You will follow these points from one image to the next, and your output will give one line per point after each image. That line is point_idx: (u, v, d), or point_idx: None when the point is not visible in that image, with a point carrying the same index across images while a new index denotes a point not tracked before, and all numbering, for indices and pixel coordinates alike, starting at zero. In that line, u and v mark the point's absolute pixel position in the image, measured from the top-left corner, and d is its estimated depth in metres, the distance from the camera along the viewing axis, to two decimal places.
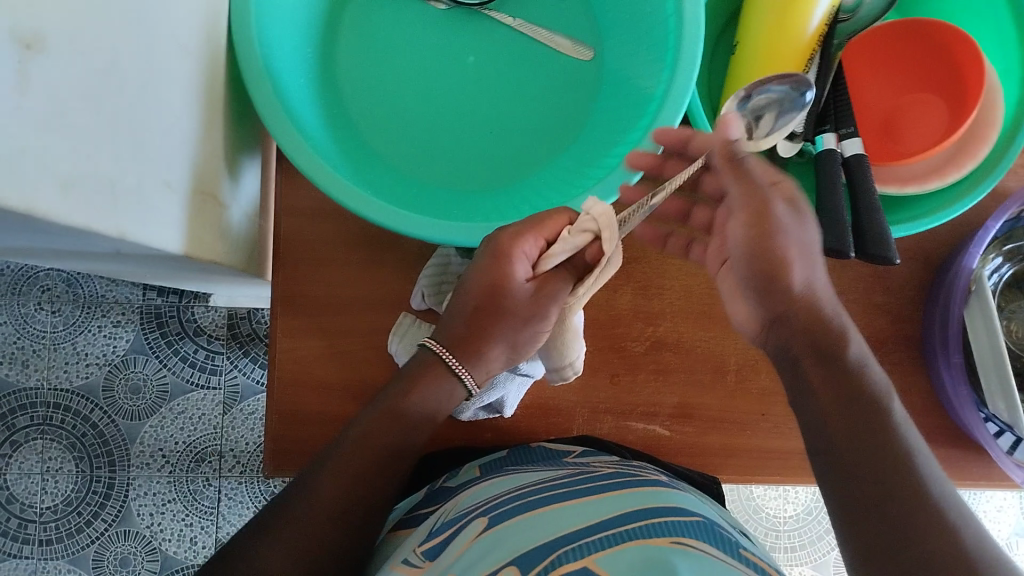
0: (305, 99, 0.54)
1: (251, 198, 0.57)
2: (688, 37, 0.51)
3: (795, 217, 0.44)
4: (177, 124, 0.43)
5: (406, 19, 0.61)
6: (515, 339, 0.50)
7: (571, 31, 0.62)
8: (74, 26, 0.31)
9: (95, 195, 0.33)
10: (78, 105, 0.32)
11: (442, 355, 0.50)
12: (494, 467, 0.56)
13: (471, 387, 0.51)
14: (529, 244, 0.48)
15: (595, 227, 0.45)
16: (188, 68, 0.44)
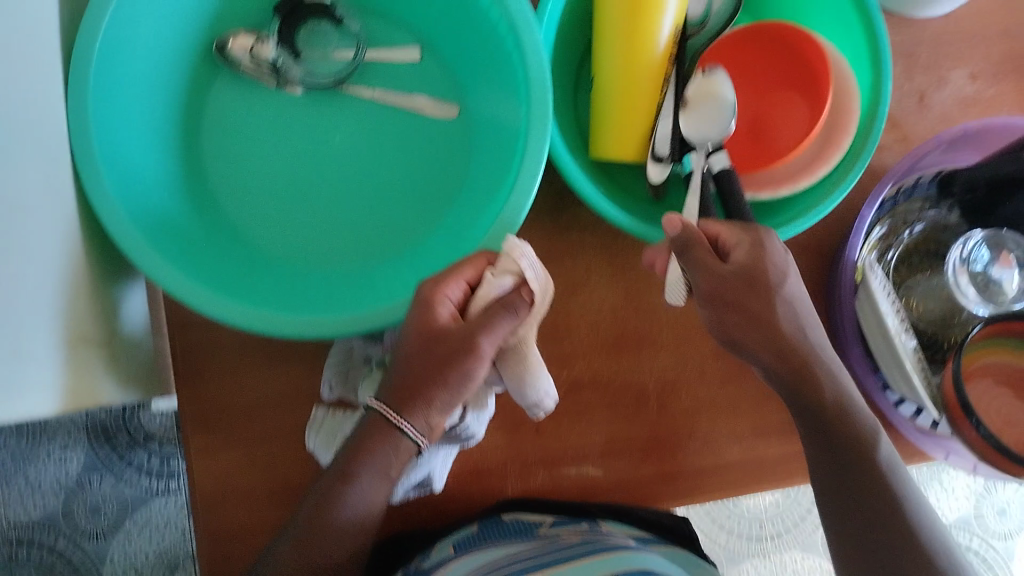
0: (171, 215, 0.53)
1: (137, 318, 0.56)
2: (537, 88, 0.51)
3: (751, 274, 0.47)
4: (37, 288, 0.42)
5: (264, 108, 0.60)
6: (449, 386, 0.47)
7: (432, 89, 0.61)
8: None
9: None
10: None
11: (387, 414, 0.48)
12: (467, 544, 0.54)
13: (420, 442, 0.48)
14: (451, 288, 0.48)
15: (515, 265, 0.48)
16: (44, 227, 0.43)
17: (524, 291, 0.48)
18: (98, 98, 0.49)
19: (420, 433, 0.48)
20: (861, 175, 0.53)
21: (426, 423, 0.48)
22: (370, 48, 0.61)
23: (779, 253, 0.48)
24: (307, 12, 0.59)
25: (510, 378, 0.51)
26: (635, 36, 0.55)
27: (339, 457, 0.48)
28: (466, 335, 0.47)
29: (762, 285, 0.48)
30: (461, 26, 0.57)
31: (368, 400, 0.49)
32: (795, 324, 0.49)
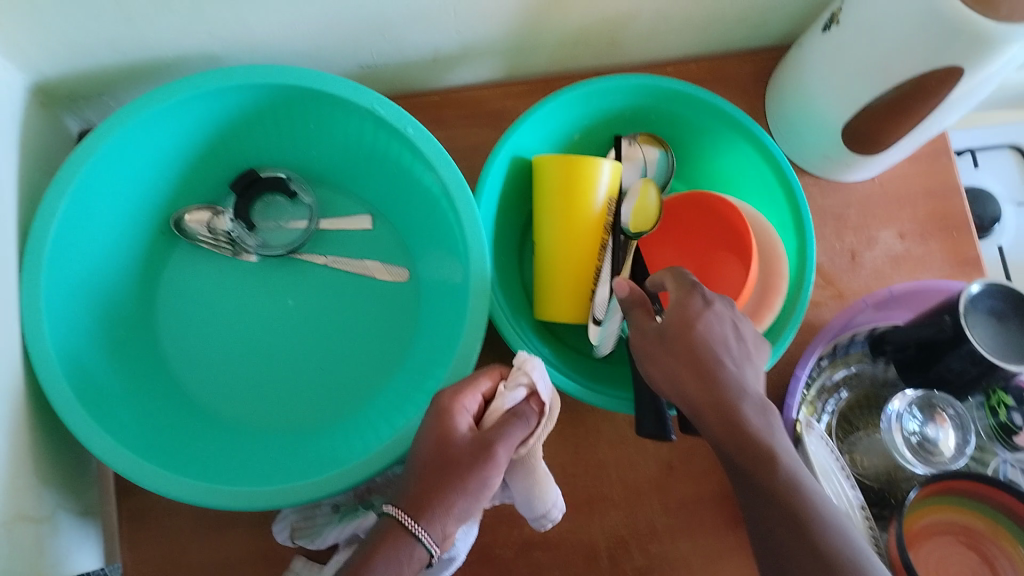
0: (119, 382, 0.55)
1: (83, 486, 0.57)
2: (475, 256, 0.54)
3: (671, 323, 0.49)
4: None
5: (221, 275, 0.62)
6: (470, 493, 0.45)
7: (383, 254, 0.64)
8: None
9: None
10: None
11: (400, 517, 0.43)
12: None
13: (433, 551, 0.43)
14: (468, 399, 0.48)
15: (529, 377, 0.49)
16: None
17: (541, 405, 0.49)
18: (54, 271, 0.52)
19: (434, 543, 0.43)
20: (787, 346, 0.54)
21: (440, 531, 0.44)
22: (324, 219, 0.64)
23: (705, 307, 0.49)
24: (260, 186, 0.63)
25: (518, 490, 0.51)
26: (569, 208, 0.58)
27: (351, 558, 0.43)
28: (485, 441, 0.46)
29: (693, 322, 0.48)
30: (409, 196, 0.60)
31: (385, 504, 0.45)
32: (708, 363, 0.47)
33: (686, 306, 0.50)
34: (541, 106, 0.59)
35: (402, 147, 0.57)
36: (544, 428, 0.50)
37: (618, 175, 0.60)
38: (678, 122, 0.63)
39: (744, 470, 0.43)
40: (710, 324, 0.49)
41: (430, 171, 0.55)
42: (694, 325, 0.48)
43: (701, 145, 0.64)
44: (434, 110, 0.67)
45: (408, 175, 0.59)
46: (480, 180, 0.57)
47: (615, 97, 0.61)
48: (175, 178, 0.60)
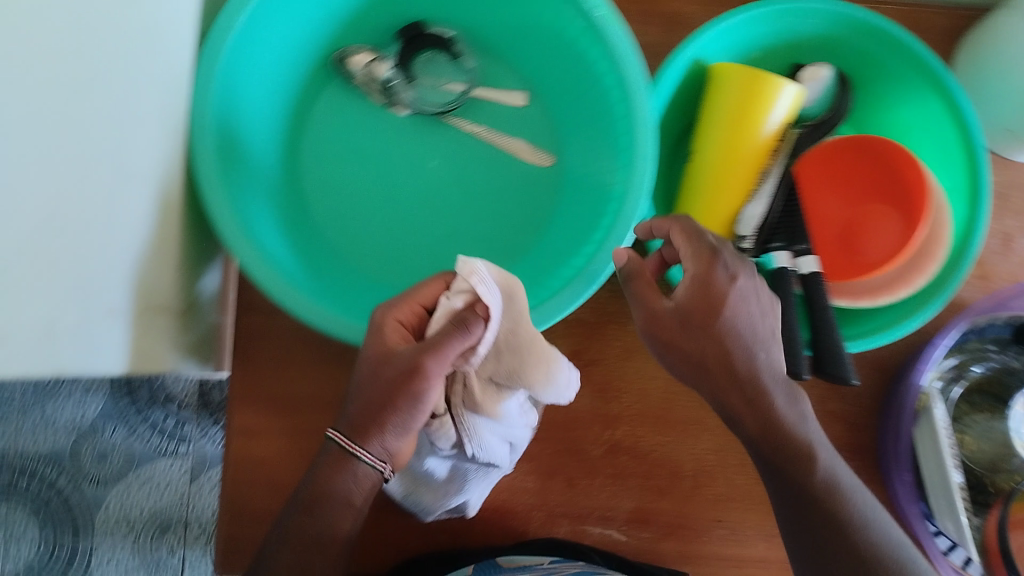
0: (263, 204, 0.55)
1: (213, 294, 0.58)
2: (641, 153, 0.50)
3: (697, 297, 0.44)
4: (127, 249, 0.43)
5: (370, 119, 0.61)
6: (409, 416, 0.45)
7: (533, 135, 0.62)
8: None
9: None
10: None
11: (349, 447, 0.46)
12: None
13: (385, 471, 0.47)
14: (403, 311, 0.47)
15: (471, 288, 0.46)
16: (137, 194, 0.44)
17: (478, 311, 0.45)
18: (226, 78, 0.50)
19: (379, 460, 0.46)
20: (933, 315, 0.51)
21: (383, 449, 0.46)
22: (480, 87, 0.62)
23: (736, 286, 0.44)
24: (424, 41, 0.60)
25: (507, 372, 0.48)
26: (741, 126, 0.55)
27: (302, 487, 0.47)
28: (414, 363, 0.44)
29: (719, 301, 0.44)
30: (575, 82, 0.57)
31: (327, 429, 0.47)
32: (728, 353, 0.44)
33: (709, 286, 0.44)
34: (735, 14, 0.53)
35: (583, 27, 0.53)
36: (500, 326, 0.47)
37: (800, 101, 0.56)
38: (866, 63, 0.58)
39: (774, 458, 0.44)
40: (737, 305, 0.44)
41: (610, 58, 0.51)
42: (720, 308, 0.44)
43: (882, 93, 0.59)
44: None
45: (581, 60, 0.55)
46: (657, 81, 0.53)
47: (810, 21, 0.55)
48: (349, 14, 0.58)
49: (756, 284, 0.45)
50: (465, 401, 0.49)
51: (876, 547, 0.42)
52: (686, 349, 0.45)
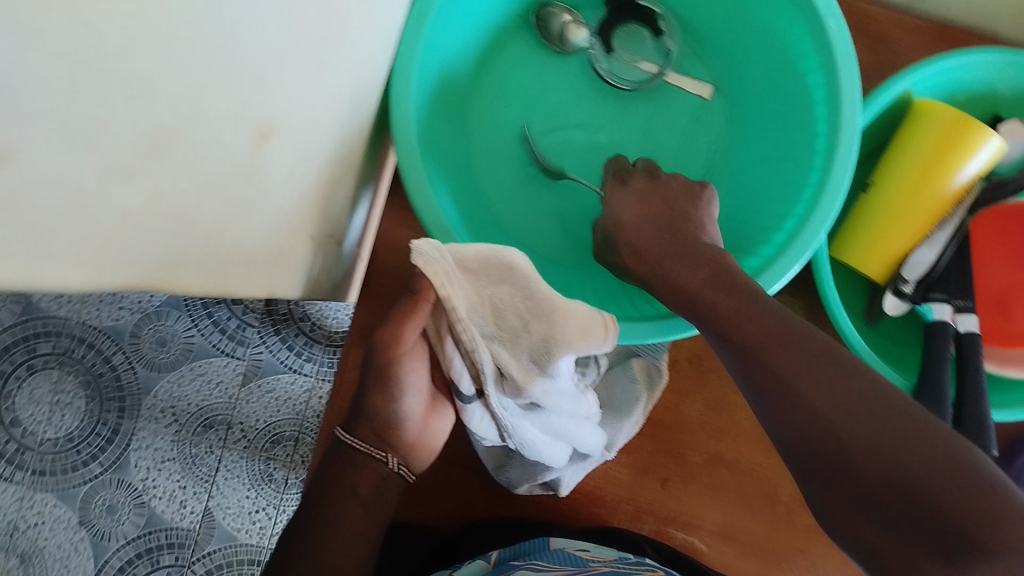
0: (438, 146, 0.54)
1: (359, 227, 0.55)
2: (840, 166, 0.48)
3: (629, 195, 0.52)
4: (330, 172, 0.39)
5: (550, 81, 0.60)
6: (402, 403, 0.41)
7: (708, 134, 0.60)
8: None
9: None
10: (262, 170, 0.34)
11: (358, 446, 0.41)
12: (506, 561, 0.52)
13: (390, 463, 0.42)
14: (406, 308, 0.38)
15: (420, 263, 0.36)
16: (355, 117, 0.41)
17: (432, 288, 0.36)
18: (438, 14, 0.50)
19: (375, 448, 0.42)
20: None
21: (380, 437, 0.42)
22: (674, 73, 0.60)
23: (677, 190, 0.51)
24: (630, 12, 0.59)
25: (513, 353, 0.38)
26: (936, 167, 0.54)
27: (316, 477, 0.42)
28: (383, 337, 0.39)
29: (655, 189, 0.51)
30: (774, 87, 0.55)
31: (334, 428, 0.43)
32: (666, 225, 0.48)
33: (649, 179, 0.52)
34: (961, 54, 0.53)
35: (808, 35, 0.51)
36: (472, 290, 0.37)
37: (998, 156, 0.54)
38: None
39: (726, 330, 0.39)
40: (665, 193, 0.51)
41: (827, 69, 0.50)
42: (657, 195, 0.51)
43: None
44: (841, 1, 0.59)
45: (791, 67, 0.53)
46: (867, 102, 0.53)
47: None
48: None
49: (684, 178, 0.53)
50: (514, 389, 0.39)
51: (866, 437, 0.33)
52: (636, 237, 0.48)
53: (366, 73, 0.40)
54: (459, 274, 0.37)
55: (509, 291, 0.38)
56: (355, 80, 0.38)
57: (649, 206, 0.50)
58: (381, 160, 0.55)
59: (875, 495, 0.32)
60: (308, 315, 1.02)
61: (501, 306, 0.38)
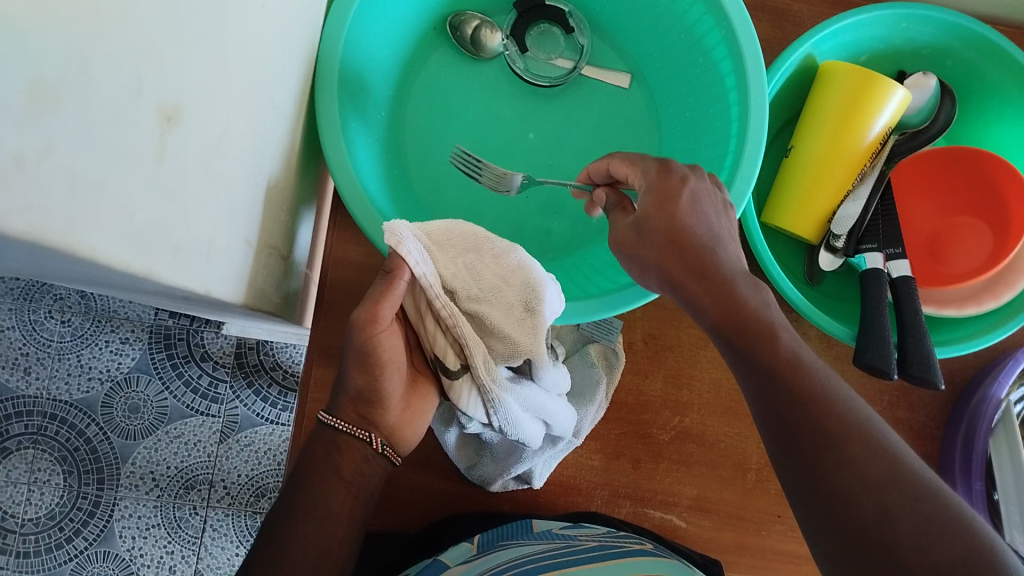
0: (371, 158, 0.55)
1: (306, 247, 0.57)
2: (754, 129, 0.51)
3: (657, 202, 0.43)
4: (259, 180, 0.40)
5: (476, 87, 0.62)
6: (383, 381, 0.44)
7: (631, 120, 0.63)
8: (201, 88, 0.30)
9: (181, 258, 0.30)
10: (176, 164, 0.29)
11: (347, 428, 0.44)
12: (490, 543, 0.55)
13: (374, 443, 0.45)
14: (385, 292, 0.41)
15: (397, 247, 0.41)
16: (275, 127, 0.43)
17: (405, 266, 0.41)
18: (353, 30, 0.52)
19: (358, 428, 0.44)
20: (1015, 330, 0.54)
21: (363, 418, 0.45)
22: (589, 65, 0.63)
23: (705, 207, 0.43)
24: (542, 13, 0.62)
25: (495, 312, 0.44)
26: (850, 123, 0.56)
27: (299, 466, 0.44)
28: (360, 322, 0.42)
29: (675, 202, 0.43)
30: (686, 67, 0.58)
31: (318, 412, 0.45)
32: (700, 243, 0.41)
33: (665, 187, 0.43)
34: (853, 14, 0.57)
35: (706, 13, 0.54)
36: (445, 263, 0.43)
37: (904, 107, 0.58)
38: (974, 78, 0.60)
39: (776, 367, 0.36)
40: (698, 198, 0.43)
41: (729, 42, 0.53)
42: (681, 212, 0.42)
43: (983, 109, 0.61)
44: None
45: (695, 45, 0.56)
46: (774, 69, 0.56)
47: (926, 30, 0.59)
48: None
49: (710, 188, 0.44)
50: (503, 347, 0.45)
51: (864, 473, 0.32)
52: (640, 254, 0.44)
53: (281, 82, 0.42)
54: (432, 248, 0.43)
55: (488, 254, 0.45)
56: (270, 87, 0.40)
57: (673, 220, 0.42)
58: (317, 180, 0.57)
59: (866, 521, 0.31)
60: (278, 362, 1.03)
61: (471, 265, 0.44)
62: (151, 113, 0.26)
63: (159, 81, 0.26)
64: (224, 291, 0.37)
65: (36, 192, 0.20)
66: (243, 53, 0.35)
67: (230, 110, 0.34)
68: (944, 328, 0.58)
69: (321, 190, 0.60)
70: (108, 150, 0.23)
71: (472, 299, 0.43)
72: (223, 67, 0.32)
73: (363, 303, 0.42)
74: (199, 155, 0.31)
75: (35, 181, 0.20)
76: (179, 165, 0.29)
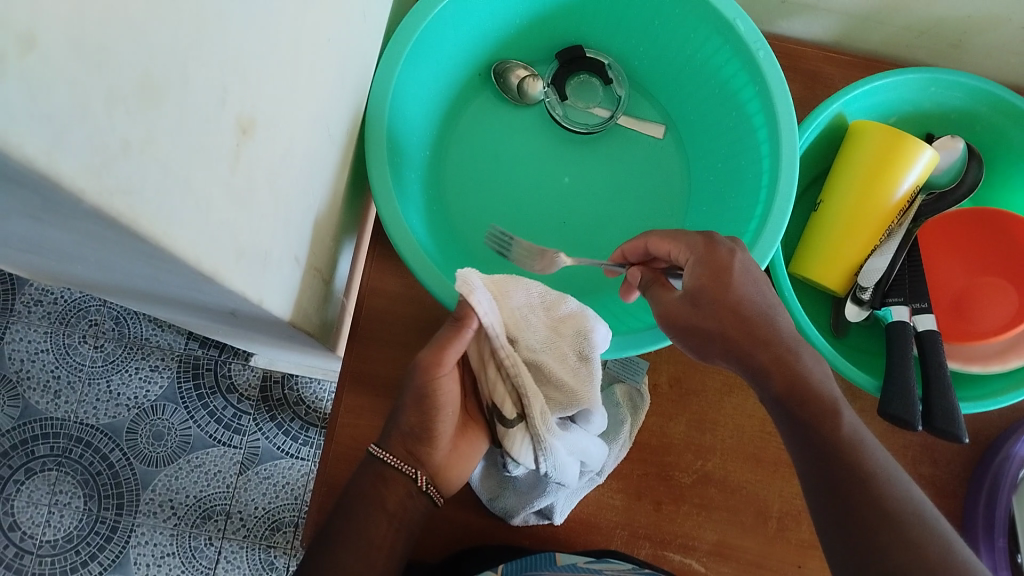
0: (415, 193, 0.58)
1: (344, 275, 0.59)
2: (785, 178, 0.52)
3: (713, 273, 0.45)
4: (312, 202, 0.42)
5: (517, 132, 0.64)
6: (437, 422, 0.46)
7: (664, 170, 0.65)
8: (274, 109, 0.33)
9: (243, 262, 0.32)
10: (247, 172, 0.31)
11: (397, 464, 0.46)
12: (513, 574, 0.55)
13: (419, 480, 0.47)
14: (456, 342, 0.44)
15: (467, 297, 0.43)
16: (329, 154, 0.45)
17: (473, 316, 0.43)
18: (405, 70, 0.55)
19: (406, 464, 0.47)
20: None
21: (411, 455, 0.47)
22: (625, 115, 0.66)
23: (755, 277, 0.46)
24: (581, 65, 0.65)
25: (552, 360, 0.47)
26: (879, 180, 0.58)
27: (345, 498, 0.47)
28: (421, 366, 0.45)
29: (729, 274, 0.45)
30: (720, 119, 0.60)
31: (368, 446, 0.47)
32: (757, 313, 0.45)
33: (718, 260, 0.46)
34: (884, 75, 0.59)
35: (741, 68, 0.56)
36: (511, 312, 0.45)
37: (931, 167, 0.59)
38: (1000, 142, 0.62)
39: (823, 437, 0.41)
40: (745, 268, 0.46)
41: (763, 96, 0.55)
42: (733, 279, 0.45)
43: (1009, 172, 0.63)
44: (775, 43, 0.65)
45: (729, 98, 0.59)
46: (805, 125, 0.59)
47: (953, 94, 0.61)
48: (515, 28, 0.63)
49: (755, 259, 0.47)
50: (560, 396, 0.48)
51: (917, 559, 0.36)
52: (696, 324, 0.45)
53: (337, 111, 0.44)
54: (499, 298, 0.45)
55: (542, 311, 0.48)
56: (330, 116, 0.43)
57: (728, 287, 0.45)
58: (359, 211, 0.60)
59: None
60: (302, 398, 1.05)
61: (529, 315, 0.47)
62: (231, 122, 0.28)
63: (240, 95, 0.29)
64: (275, 303, 0.39)
65: (135, 177, 0.22)
66: (309, 80, 0.37)
67: (294, 131, 0.36)
68: (971, 383, 0.58)
69: (362, 222, 0.62)
70: (191, 148, 0.25)
71: (530, 349, 0.46)
72: (293, 92, 0.35)
73: (427, 347, 0.45)
74: (267, 170, 0.33)
75: (135, 168, 0.22)
76: (249, 173, 0.31)
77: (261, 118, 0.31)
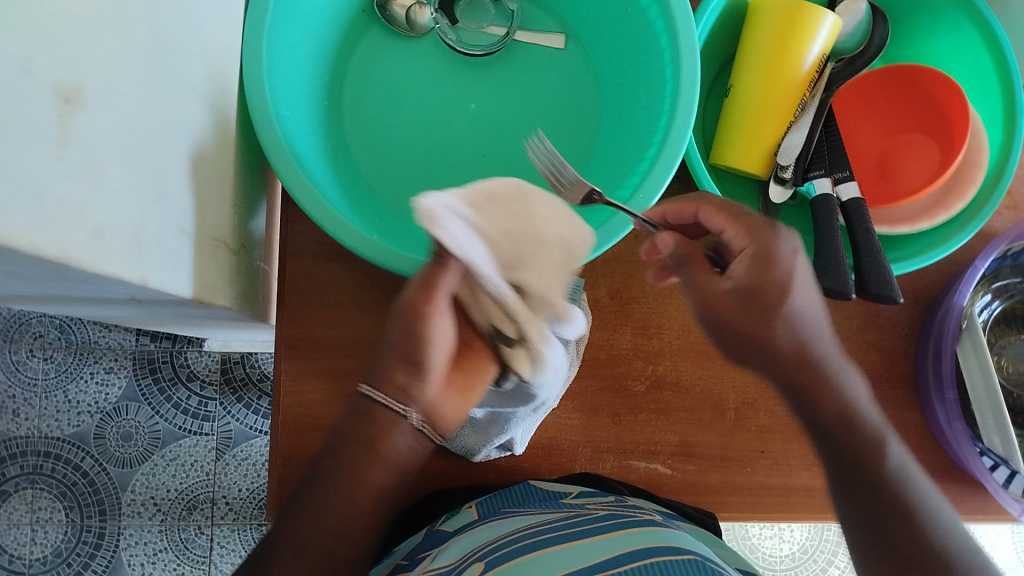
0: (316, 145, 0.56)
1: (261, 239, 0.57)
2: (686, 67, 0.51)
3: (767, 264, 0.44)
4: (188, 170, 0.40)
5: (414, 66, 0.62)
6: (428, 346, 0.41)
7: (572, 80, 0.63)
8: (106, 73, 0.30)
9: (104, 242, 0.30)
10: (84, 145, 0.29)
11: (388, 401, 0.40)
12: (493, 510, 0.54)
13: (413, 419, 0.40)
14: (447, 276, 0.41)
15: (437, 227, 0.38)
16: (199, 117, 0.43)
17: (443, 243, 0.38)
18: (279, 17, 0.52)
19: (396, 401, 0.40)
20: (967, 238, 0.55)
21: (403, 390, 0.40)
22: (521, 30, 0.63)
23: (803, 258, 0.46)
24: None
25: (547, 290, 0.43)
26: (786, 55, 0.57)
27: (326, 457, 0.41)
28: (410, 303, 0.41)
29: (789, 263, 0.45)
30: (617, 17, 0.58)
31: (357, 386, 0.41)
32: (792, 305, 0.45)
33: (772, 249, 0.45)
34: None
35: None
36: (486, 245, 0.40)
37: (836, 34, 0.58)
38: None
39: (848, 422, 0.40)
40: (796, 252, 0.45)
41: None
42: (789, 270, 0.44)
43: (916, 25, 0.62)
44: None
45: None
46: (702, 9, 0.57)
47: None
48: None
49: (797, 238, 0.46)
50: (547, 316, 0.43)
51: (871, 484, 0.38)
52: (728, 316, 0.45)
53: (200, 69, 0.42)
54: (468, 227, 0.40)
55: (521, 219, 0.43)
56: (192, 77, 0.41)
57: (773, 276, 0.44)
58: (263, 173, 0.57)
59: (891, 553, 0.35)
60: (264, 373, 1.03)
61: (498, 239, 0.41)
62: (45, 91, 0.26)
63: (53, 59, 0.27)
64: (166, 281, 0.37)
65: None
66: (149, 38, 0.35)
67: (143, 97, 0.34)
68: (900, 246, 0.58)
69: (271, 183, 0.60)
70: None
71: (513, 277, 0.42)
72: (129, 53, 0.32)
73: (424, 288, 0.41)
74: (114, 140, 0.31)
75: None
76: (88, 148, 0.29)
77: (89, 84, 0.29)
